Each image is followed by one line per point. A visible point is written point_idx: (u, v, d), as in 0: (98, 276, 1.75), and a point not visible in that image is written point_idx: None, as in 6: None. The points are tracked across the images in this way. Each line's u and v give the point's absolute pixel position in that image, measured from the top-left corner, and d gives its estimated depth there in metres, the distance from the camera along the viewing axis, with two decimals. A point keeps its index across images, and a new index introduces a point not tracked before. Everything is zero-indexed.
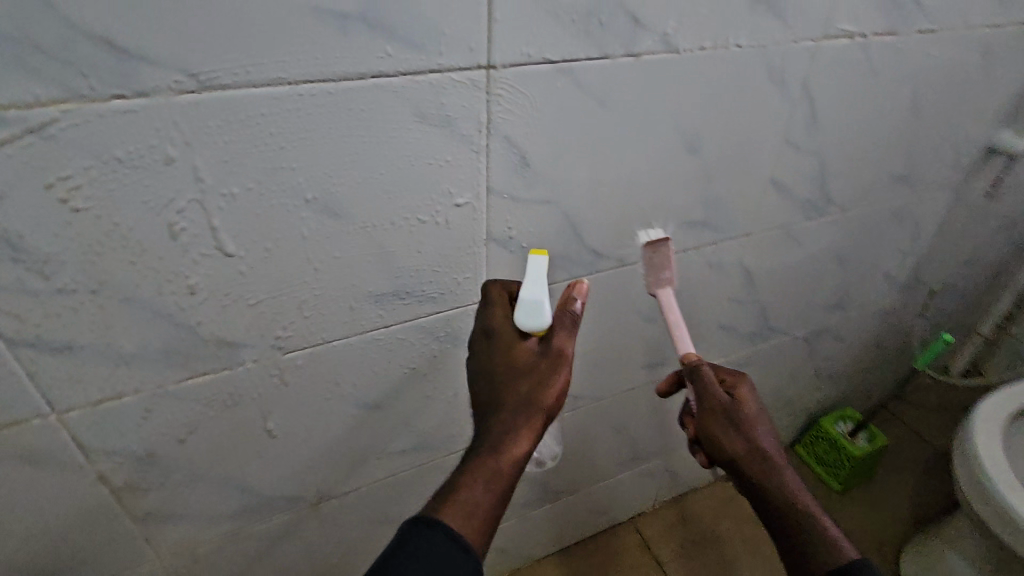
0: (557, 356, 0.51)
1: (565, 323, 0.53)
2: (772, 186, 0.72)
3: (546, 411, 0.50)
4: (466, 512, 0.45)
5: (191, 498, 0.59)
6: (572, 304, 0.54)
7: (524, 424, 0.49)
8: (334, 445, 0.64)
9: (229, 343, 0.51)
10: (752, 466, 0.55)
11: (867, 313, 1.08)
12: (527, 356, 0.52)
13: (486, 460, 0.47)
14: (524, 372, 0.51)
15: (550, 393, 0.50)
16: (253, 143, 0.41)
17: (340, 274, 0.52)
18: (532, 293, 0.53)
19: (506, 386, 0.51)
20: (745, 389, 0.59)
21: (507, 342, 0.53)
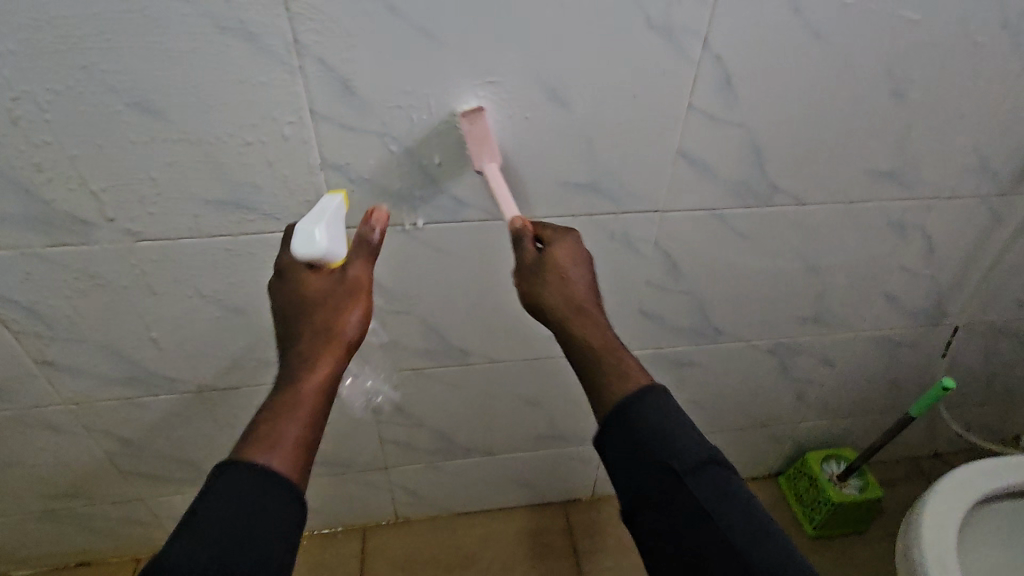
0: (356, 284, 0.51)
1: (363, 250, 0.53)
2: (681, 158, 0.64)
3: (344, 341, 0.49)
4: (272, 446, 0.42)
5: (81, 357, 0.70)
6: (370, 234, 0.53)
7: (319, 346, 0.48)
8: (205, 339, 0.72)
9: (83, 223, 0.59)
10: (555, 311, 0.52)
11: (863, 339, 0.92)
12: (319, 284, 0.50)
13: (281, 396, 0.46)
14: (318, 302, 0.50)
15: (344, 321, 0.49)
16: (60, 38, 0.47)
17: (176, 176, 0.57)
18: (306, 223, 0.52)
19: (298, 321, 0.50)
20: (563, 241, 0.54)
21: (300, 281, 0.51)
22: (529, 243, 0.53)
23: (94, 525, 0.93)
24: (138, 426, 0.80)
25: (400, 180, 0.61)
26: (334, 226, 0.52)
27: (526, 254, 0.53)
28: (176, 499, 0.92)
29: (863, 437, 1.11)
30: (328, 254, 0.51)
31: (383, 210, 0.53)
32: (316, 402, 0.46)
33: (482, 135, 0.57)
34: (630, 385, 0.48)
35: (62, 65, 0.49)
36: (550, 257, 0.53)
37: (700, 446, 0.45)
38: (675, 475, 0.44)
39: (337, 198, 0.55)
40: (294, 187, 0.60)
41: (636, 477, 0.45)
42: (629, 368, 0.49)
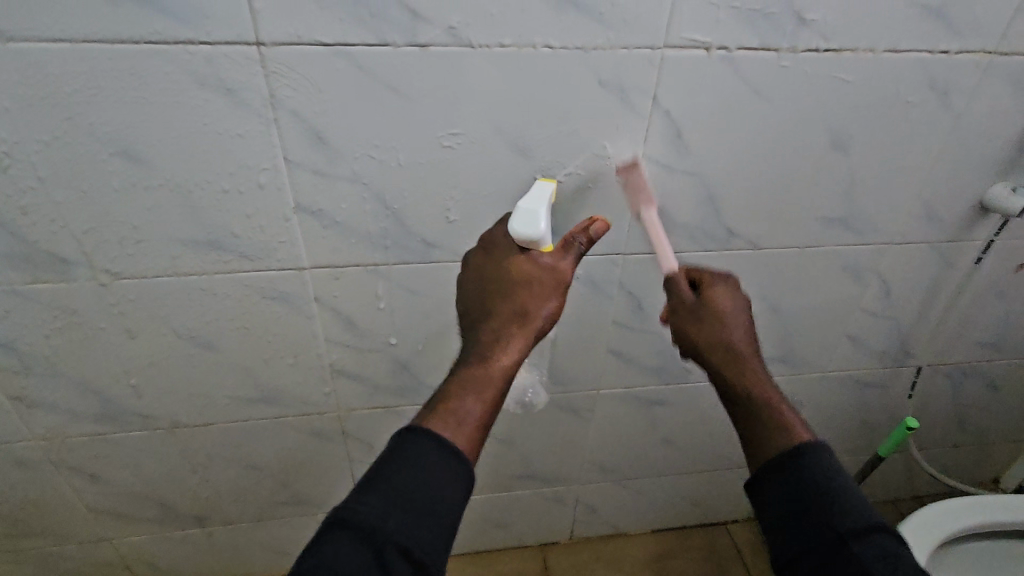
0: (557, 275, 0.55)
1: (570, 250, 0.57)
2: (640, 204, 0.68)
3: (535, 327, 0.53)
4: (458, 421, 0.46)
5: (56, 392, 0.71)
6: (581, 236, 0.57)
7: (514, 330, 0.53)
8: (178, 375, 0.73)
9: (63, 262, 0.61)
10: (717, 354, 0.57)
11: (831, 379, 0.94)
12: (525, 269, 0.55)
13: (474, 370, 0.49)
14: (522, 287, 0.54)
15: (538, 316, 0.53)
16: (49, 91, 0.51)
17: (155, 218, 0.60)
18: (528, 205, 0.56)
19: (504, 299, 0.54)
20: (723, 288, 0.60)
21: (512, 260, 0.56)
22: (683, 289, 0.61)
23: (60, 566, 0.91)
24: (109, 462, 0.80)
25: (371, 223, 0.64)
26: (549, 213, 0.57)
27: (684, 299, 0.61)
28: (145, 539, 0.91)
29: None
30: (541, 238, 0.55)
31: (604, 220, 0.58)
32: (501, 383, 0.50)
33: (637, 185, 0.66)
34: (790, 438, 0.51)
35: (49, 115, 0.52)
36: (718, 307, 0.59)
37: (871, 517, 0.47)
38: (842, 539, 0.45)
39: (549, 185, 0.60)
40: (268, 229, 0.63)
41: (805, 528, 0.47)
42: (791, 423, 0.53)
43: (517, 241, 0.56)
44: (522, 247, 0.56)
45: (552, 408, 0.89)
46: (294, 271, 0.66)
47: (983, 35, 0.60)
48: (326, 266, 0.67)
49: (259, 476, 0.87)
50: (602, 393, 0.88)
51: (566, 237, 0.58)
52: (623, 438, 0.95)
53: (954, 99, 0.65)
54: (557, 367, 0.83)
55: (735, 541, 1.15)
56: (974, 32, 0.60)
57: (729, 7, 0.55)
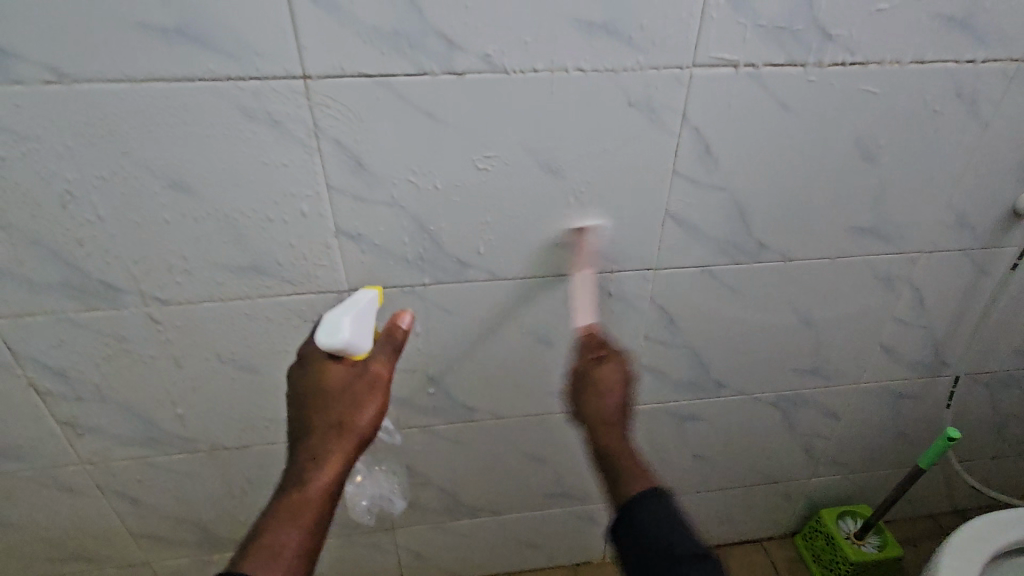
0: (374, 376, 0.56)
1: (386, 344, 0.58)
2: (671, 219, 0.69)
3: (357, 435, 0.52)
4: (272, 556, 0.46)
5: (102, 417, 0.73)
6: (393, 328, 0.59)
7: (333, 441, 0.52)
8: (219, 398, 0.74)
9: (114, 290, 0.63)
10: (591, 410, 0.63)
11: (865, 391, 0.93)
12: (338, 377, 0.55)
13: (291, 497, 0.49)
14: (337, 394, 0.54)
15: (362, 418, 0.53)
16: (108, 128, 0.54)
17: (202, 246, 0.62)
18: (334, 317, 0.59)
19: (319, 410, 0.54)
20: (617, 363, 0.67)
21: (322, 369, 0.57)
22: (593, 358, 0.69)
23: None
24: (150, 485, 0.81)
25: (408, 245, 0.66)
26: (358, 322, 0.60)
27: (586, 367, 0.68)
28: (183, 562, 0.92)
29: (877, 492, 1.09)
30: (347, 345, 0.57)
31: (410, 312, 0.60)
32: (321, 506, 0.49)
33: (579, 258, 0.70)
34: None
35: (107, 151, 0.55)
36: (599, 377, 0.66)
37: None
38: None
39: (367, 295, 0.64)
40: (309, 254, 0.64)
41: None
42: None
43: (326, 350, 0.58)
44: (330, 356, 0.58)
45: None
46: (333, 294, 0.68)
47: (1010, 44, 0.61)
48: (364, 288, 0.68)
49: None
50: (633, 409, 0.88)
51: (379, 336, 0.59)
52: (655, 454, 0.95)
53: (983, 107, 0.65)
54: None
55: (772, 558, 1.13)
56: (1000, 41, 0.61)
57: (754, 26, 0.57)
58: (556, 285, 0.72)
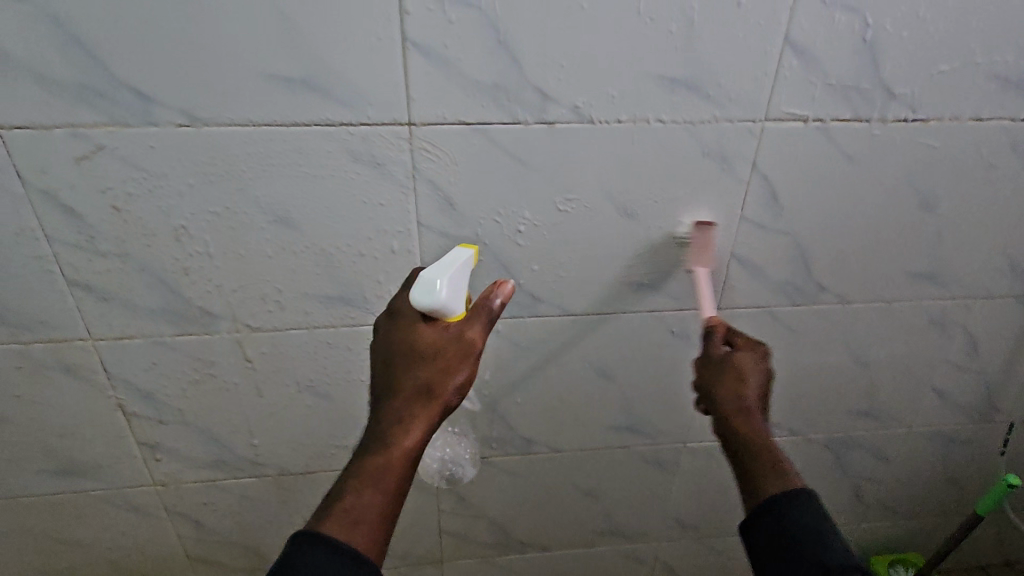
0: (467, 340, 0.52)
1: (480, 314, 0.53)
2: (735, 261, 0.72)
3: (444, 402, 0.50)
4: (352, 521, 0.44)
5: (179, 439, 0.76)
6: (489, 300, 0.53)
7: (419, 407, 0.50)
8: (291, 424, 0.77)
9: (210, 316, 0.67)
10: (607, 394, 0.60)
11: (917, 434, 0.93)
12: (429, 338, 0.52)
13: (375, 458, 0.47)
14: (426, 356, 0.52)
15: (449, 385, 0.50)
16: (227, 166, 0.58)
17: (296, 277, 0.66)
18: (429, 273, 0.54)
19: (406, 369, 0.51)
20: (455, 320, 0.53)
21: (415, 329, 0.54)
22: None
23: None
24: (215, 509, 0.83)
25: (486, 280, 0.69)
26: (454, 284, 0.54)
27: None
28: None
29: (928, 539, 1.08)
30: (445, 306, 0.53)
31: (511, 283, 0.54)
32: (403, 471, 0.48)
33: None
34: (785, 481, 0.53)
35: (223, 188, 0.59)
36: None
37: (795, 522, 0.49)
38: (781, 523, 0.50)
39: (463, 253, 0.59)
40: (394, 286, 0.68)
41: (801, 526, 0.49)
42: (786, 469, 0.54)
43: (421, 310, 0.54)
44: (425, 315, 0.53)
45: (638, 461, 0.89)
46: None
47: None
48: None
49: None
50: (688, 446, 0.89)
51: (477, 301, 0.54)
52: (706, 492, 0.95)
53: None
54: (646, 419, 0.85)
55: None
56: None
57: (823, 84, 0.61)
58: (622, 321, 0.75)
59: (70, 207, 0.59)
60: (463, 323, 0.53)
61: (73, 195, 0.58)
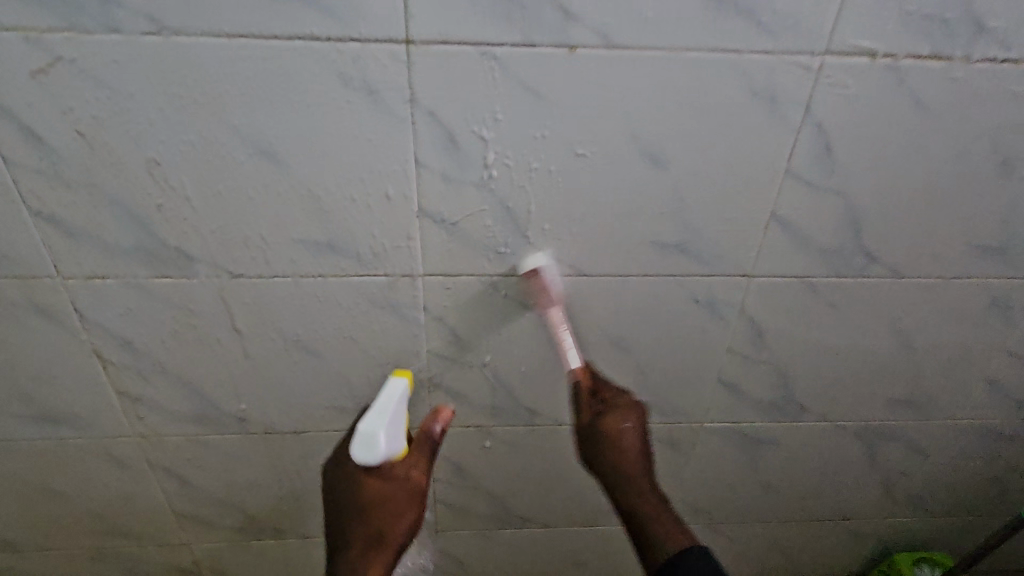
0: (411, 485, 0.63)
1: (423, 445, 0.67)
2: (775, 222, 0.63)
3: (395, 544, 0.61)
4: None
5: (159, 389, 0.71)
6: (432, 431, 0.68)
7: (370, 555, 0.60)
8: (278, 379, 0.72)
9: (188, 257, 0.62)
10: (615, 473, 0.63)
11: (961, 427, 0.85)
12: (378, 488, 0.61)
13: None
14: (371, 514, 0.61)
15: (398, 530, 0.61)
16: (200, 85, 0.51)
17: (281, 217, 0.60)
18: (367, 426, 0.62)
19: (360, 521, 0.61)
20: (421, 445, 0.67)
21: (362, 481, 0.62)
22: (634, 437, 0.64)
23: (138, 568, 0.91)
24: (199, 466, 0.79)
25: (490, 231, 0.62)
26: (393, 428, 0.64)
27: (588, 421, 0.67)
28: (223, 547, 0.89)
29: (958, 539, 1.00)
30: (383, 458, 0.62)
31: (450, 411, 0.70)
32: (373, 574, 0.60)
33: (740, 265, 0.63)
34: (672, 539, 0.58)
35: (197, 111, 0.53)
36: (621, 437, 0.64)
37: None
38: None
39: (399, 387, 0.67)
40: (389, 233, 0.62)
41: None
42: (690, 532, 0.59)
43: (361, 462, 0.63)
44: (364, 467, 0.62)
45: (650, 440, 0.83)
46: (408, 277, 0.65)
47: None
48: (440, 273, 0.65)
49: None
50: (704, 427, 0.82)
51: (422, 432, 0.68)
52: (721, 476, 0.88)
53: None
54: (661, 396, 0.78)
55: None
56: None
57: (900, 13, 0.51)
58: (642, 285, 0.67)
59: (28, 127, 0.53)
60: (406, 466, 0.64)
61: (31, 113, 0.52)
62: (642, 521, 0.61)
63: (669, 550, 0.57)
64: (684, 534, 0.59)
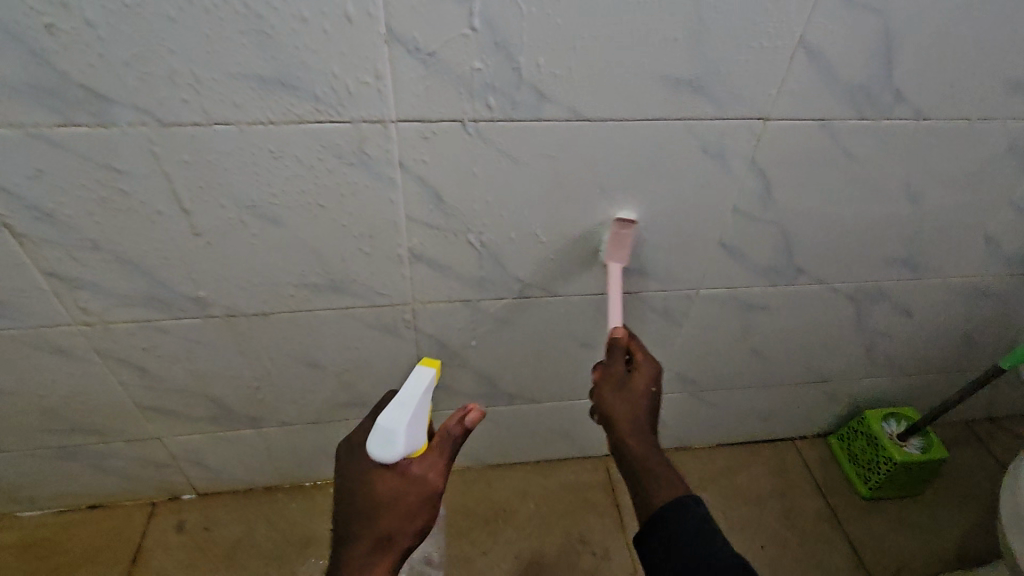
0: (427, 488, 0.54)
1: (444, 447, 0.56)
2: (801, 52, 0.55)
3: (403, 545, 0.53)
4: None
5: (95, 270, 0.62)
6: (454, 429, 0.56)
7: (380, 554, 0.53)
8: (235, 254, 0.63)
9: (102, 101, 0.50)
10: (619, 428, 0.56)
11: (950, 286, 0.84)
12: (388, 488, 0.54)
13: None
14: (385, 507, 0.53)
15: (410, 530, 0.53)
16: None
17: (215, 44, 0.48)
18: (386, 422, 0.53)
19: (370, 516, 0.53)
20: (446, 440, 0.57)
21: (374, 477, 0.54)
22: (617, 355, 0.61)
23: (107, 465, 0.86)
24: (158, 355, 0.72)
25: (475, 63, 0.52)
26: (414, 424, 0.54)
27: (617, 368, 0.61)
28: (197, 439, 0.85)
29: (926, 396, 1.05)
30: (403, 453, 0.54)
31: (481, 410, 0.56)
32: None
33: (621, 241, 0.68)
34: (667, 486, 0.51)
35: None
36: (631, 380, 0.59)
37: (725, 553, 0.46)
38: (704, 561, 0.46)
39: (428, 375, 0.57)
40: (352, 65, 0.51)
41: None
42: (675, 477, 0.52)
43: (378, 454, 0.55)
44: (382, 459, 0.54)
45: (644, 310, 0.79)
46: (379, 124, 0.55)
47: None
48: (417, 120, 0.55)
49: (319, 374, 0.79)
50: (700, 294, 0.79)
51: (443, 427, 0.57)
52: (710, 344, 0.87)
53: None
54: (658, 263, 0.73)
55: (804, 457, 1.10)
56: None
57: None
58: (647, 133, 0.60)
59: None
60: (421, 460, 0.55)
61: None
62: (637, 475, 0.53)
63: (665, 499, 0.51)
64: (648, 476, 0.52)
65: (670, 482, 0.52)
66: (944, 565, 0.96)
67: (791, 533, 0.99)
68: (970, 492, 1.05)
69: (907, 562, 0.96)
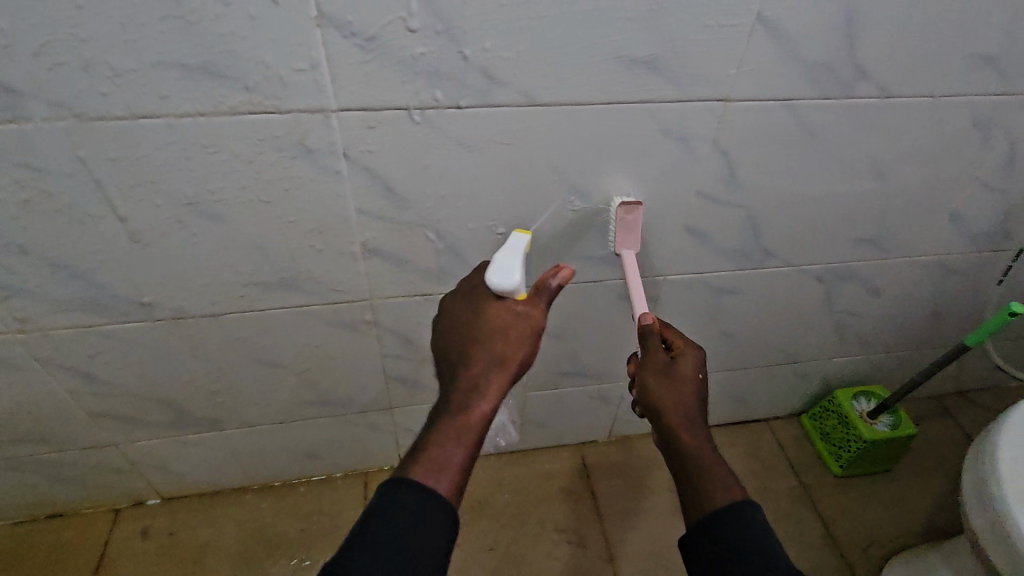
0: (532, 323, 0.53)
1: (542, 296, 0.54)
2: (762, 29, 0.53)
3: (512, 372, 0.51)
4: (436, 471, 0.44)
5: (25, 274, 0.58)
6: (548, 282, 0.53)
7: (492, 375, 0.50)
8: (177, 254, 0.60)
9: (12, 95, 0.46)
10: (672, 421, 0.54)
11: (918, 264, 0.84)
12: (501, 316, 0.53)
13: (455, 420, 0.47)
14: (496, 330, 0.52)
15: (517, 357, 0.51)
16: None
17: (133, 31, 0.44)
18: (504, 256, 0.55)
19: (477, 345, 0.52)
20: (544, 288, 0.54)
21: (488, 307, 0.54)
22: (656, 344, 0.58)
23: (63, 473, 0.83)
24: (106, 360, 0.69)
25: (418, 48, 0.49)
26: (526, 261, 0.56)
27: (659, 357, 0.57)
28: (157, 443, 0.82)
29: (895, 372, 1.05)
30: (522, 288, 0.54)
31: (569, 270, 0.53)
32: (479, 431, 0.48)
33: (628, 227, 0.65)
34: (723, 490, 0.50)
35: None
36: (678, 369, 0.57)
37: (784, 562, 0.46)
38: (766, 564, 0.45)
39: (527, 235, 0.59)
40: (285, 51, 0.47)
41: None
42: (730, 480, 0.51)
43: (494, 292, 0.55)
44: (498, 296, 0.54)
45: (612, 297, 0.78)
46: (319, 114, 0.52)
47: None
48: (360, 109, 0.52)
49: (279, 373, 0.76)
50: (667, 280, 0.77)
51: (538, 281, 0.54)
52: (681, 329, 0.86)
53: None
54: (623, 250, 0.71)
55: (778, 437, 1.10)
56: None
57: None
58: (605, 116, 0.57)
59: None
60: (527, 301, 0.54)
61: None
62: (694, 472, 0.52)
63: (723, 499, 0.49)
64: (704, 477, 0.51)
65: (730, 484, 0.51)
66: (914, 537, 0.97)
67: (763, 513, 0.99)
68: (939, 464, 1.07)
69: (879, 536, 0.97)
